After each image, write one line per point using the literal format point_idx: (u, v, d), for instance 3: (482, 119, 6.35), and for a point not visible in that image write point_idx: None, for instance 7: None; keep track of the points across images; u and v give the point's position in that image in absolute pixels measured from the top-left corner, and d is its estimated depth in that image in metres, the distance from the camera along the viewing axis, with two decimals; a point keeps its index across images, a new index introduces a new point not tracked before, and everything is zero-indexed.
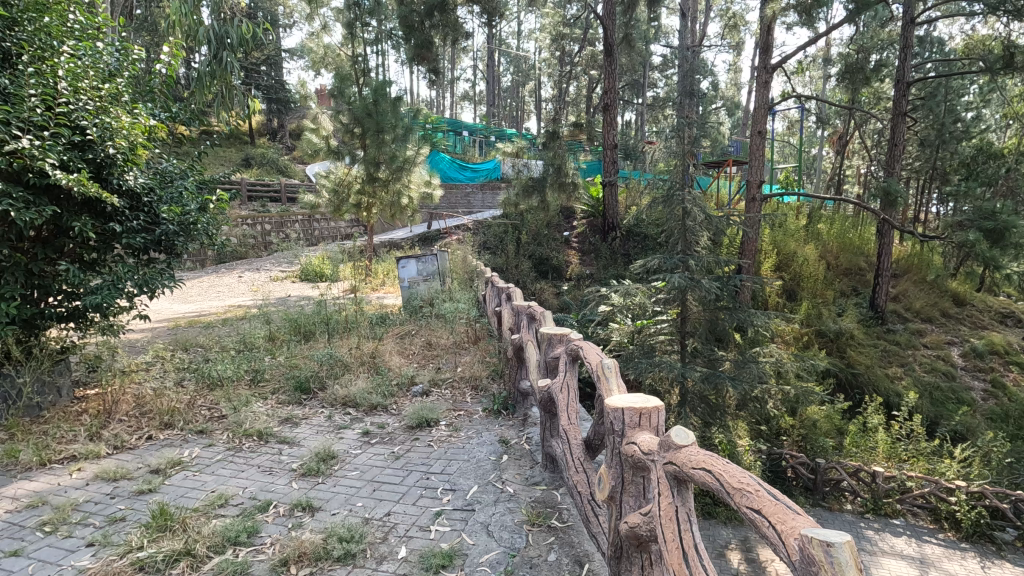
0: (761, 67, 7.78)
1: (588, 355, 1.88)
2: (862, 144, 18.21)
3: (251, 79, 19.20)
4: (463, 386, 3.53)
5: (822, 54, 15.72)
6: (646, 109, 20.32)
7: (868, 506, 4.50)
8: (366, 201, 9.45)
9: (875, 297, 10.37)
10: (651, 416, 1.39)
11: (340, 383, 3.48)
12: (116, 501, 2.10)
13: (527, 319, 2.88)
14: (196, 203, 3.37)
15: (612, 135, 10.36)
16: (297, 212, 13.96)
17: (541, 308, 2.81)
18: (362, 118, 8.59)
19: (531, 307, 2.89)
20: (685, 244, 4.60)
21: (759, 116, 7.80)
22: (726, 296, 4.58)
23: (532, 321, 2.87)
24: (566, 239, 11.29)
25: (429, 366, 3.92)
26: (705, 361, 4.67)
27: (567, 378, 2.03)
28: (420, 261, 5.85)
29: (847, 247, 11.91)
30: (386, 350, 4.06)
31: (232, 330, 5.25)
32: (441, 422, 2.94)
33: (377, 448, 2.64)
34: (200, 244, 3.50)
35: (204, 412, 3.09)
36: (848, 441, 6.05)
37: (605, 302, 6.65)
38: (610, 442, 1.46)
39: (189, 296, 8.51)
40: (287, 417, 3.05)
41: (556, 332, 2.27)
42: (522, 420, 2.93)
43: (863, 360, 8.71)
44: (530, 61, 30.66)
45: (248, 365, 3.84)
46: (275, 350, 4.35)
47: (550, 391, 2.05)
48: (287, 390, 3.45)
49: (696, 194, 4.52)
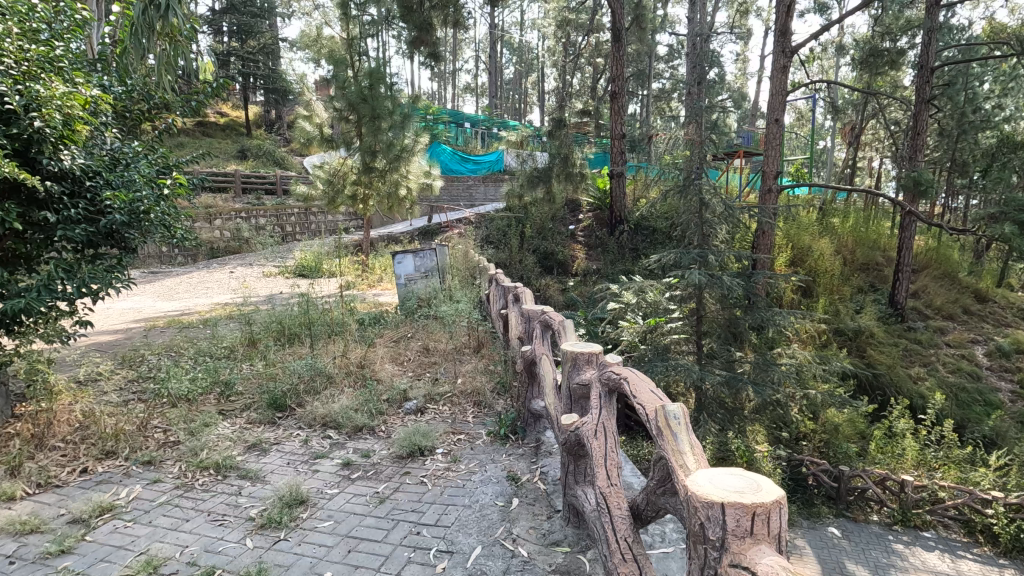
0: (779, 50, 7.10)
1: (639, 395, 1.40)
2: (875, 136, 17.61)
3: (247, 68, 18.73)
4: (463, 402, 3.05)
5: (837, 42, 15.14)
6: (651, 100, 19.75)
7: (896, 517, 4.08)
8: (362, 192, 9.02)
9: (895, 293, 9.84)
10: (767, 521, 0.94)
11: (320, 397, 3.02)
12: (15, 569, 1.63)
13: (540, 328, 2.40)
14: (151, 189, 2.88)
15: (620, 123, 9.81)
16: (294, 205, 13.50)
17: (559, 315, 2.33)
18: (357, 104, 8.05)
19: (547, 314, 2.40)
20: (701, 237, 4.21)
21: (779, 103, 7.23)
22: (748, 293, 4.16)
23: (548, 331, 2.38)
24: (571, 233, 10.76)
25: (424, 376, 3.45)
26: (724, 363, 4.30)
27: (603, 421, 1.56)
28: (418, 255, 5.36)
29: (864, 241, 11.37)
30: (376, 356, 3.60)
31: (211, 332, 4.79)
32: (437, 450, 2.46)
33: (357, 487, 2.16)
34: (157, 237, 3.03)
35: (157, 436, 2.62)
36: (875, 448, 5.58)
37: (614, 300, 6.19)
38: (702, 557, 1.00)
39: (175, 293, 8.10)
40: (255, 442, 2.57)
41: (585, 350, 1.77)
42: (534, 448, 2.44)
43: (884, 359, 8.22)
44: (533, 52, 30.04)
45: (217, 376, 3.37)
46: (254, 358, 3.88)
47: (578, 433, 1.58)
48: (259, 406, 2.99)
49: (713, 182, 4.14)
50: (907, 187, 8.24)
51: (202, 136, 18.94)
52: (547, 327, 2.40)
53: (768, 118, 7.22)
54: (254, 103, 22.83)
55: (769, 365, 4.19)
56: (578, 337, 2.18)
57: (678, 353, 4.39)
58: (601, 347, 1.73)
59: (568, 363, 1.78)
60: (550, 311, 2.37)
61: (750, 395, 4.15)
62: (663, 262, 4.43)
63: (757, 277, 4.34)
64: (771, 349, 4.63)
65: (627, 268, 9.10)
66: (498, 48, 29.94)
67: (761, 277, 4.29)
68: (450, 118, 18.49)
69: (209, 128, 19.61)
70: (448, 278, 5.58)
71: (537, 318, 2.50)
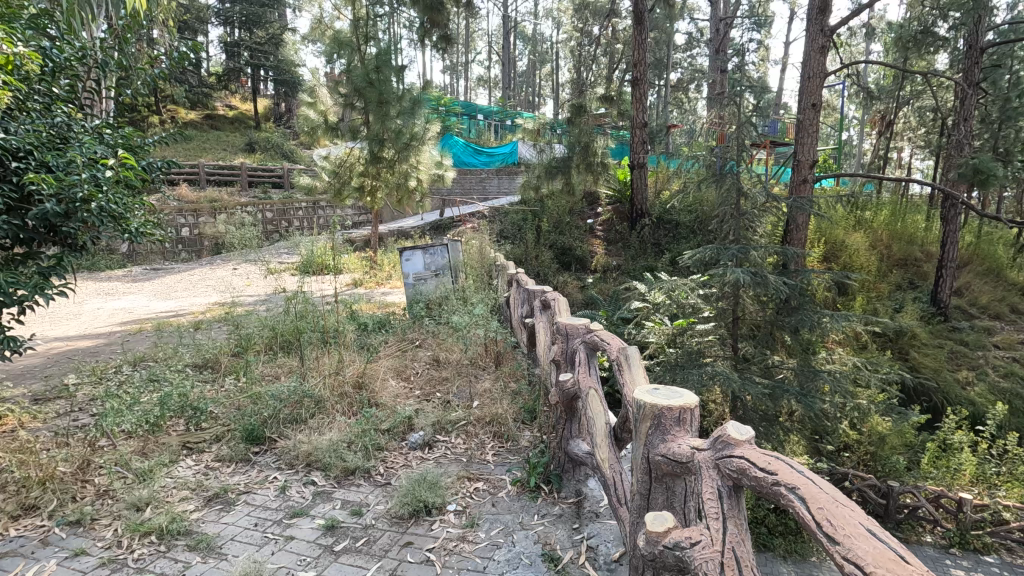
0: (816, 27, 5.70)
1: (845, 540, 0.88)
2: (907, 125, 16.69)
3: (256, 58, 18.34)
4: (480, 433, 2.49)
5: (871, 25, 14.24)
6: (670, 90, 18.97)
7: (952, 539, 3.38)
8: (370, 184, 8.43)
9: (937, 291, 9.01)
10: None
11: (305, 428, 2.47)
12: None
13: (586, 352, 1.86)
14: (92, 172, 2.35)
15: (642, 110, 9.17)
16: (301, 199, 13.02)
17: (614, 338, 1.78)
18: (362, 89, 7.45)
19: (597, 336, 1.84)
20: (739, 232, 3.85)
21: (815, 87, 5.69)
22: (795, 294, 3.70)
23: (596, 359, 1.84)
24: (590, 228, 10.09)
25: (434, 398, 2.90)
26: (760, 369, 3.88)
27: (732, 545, 1.08)
28: (428, 252, 4.83)
29: (901, 235, 10.52)
30: (377, 370, 3.07)
31: (200, 338, 4.33)
32: (450, 507, 1.91)
33: (341, 567, 1.61)
34: (109, 227, 2.54)
35: (99, 479, 2.11)
36: (928, 461, 4.70)
37: (642, 299, 5.62)
38: None
39: (173, 291, 7.71)
40: (217, 493, 2.03)
41: (671, 403, 1.31)
42: (573, 506, 1.89)
43: (930, 363, 7.49)
44: (547, 44, 29.26)
45: (190, 397, 2.86)
46: (236, 373, 3.36)
47: (684, 554, 1.12)
48: (232, 438, 2.47)
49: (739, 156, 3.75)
50: (965, 176, 7.45)
51: (210, 129, 18.60)
52: (592, 347, 1.86)
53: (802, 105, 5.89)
54: (264, 95, 22.43)
55: (815, 372, 3.75)
56: (644, 372, 1.62)
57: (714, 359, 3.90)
58: (696, 404, 1.28)
59: (648, 424, 1.33)
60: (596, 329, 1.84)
61: (796, 406, 3.65)
62: (697, 259, 3.92)
63: (805, 275, 3.82)
64: (815, 353, 4.08)
65: (650, 265, 8.49)
66: (511, 38, 29.16)
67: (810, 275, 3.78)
68: (463, 110, 17.88)
69: (217, 121, 19.25)
70: (461, 277, 5.01)
71: (579, 335, 1.96)
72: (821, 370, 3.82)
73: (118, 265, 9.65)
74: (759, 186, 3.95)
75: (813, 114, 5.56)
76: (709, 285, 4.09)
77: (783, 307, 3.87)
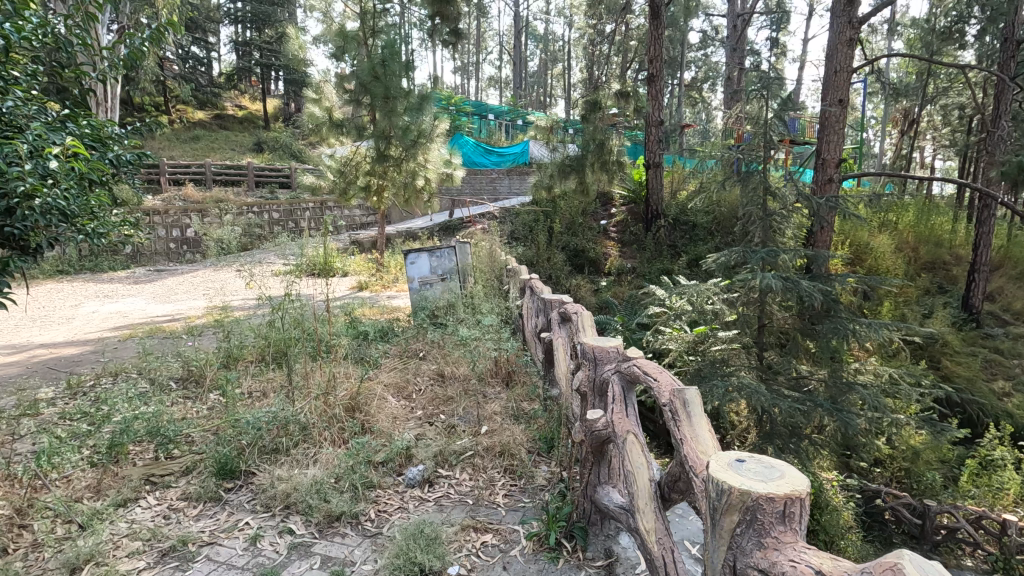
0: (844, 19, 5.22)
1: None
2: (930, 124, 16.08)
3: (264, 57, 18.20)
4: (489, 467, 2.15)
5: (895, 20, 13.71)
6: (684, 89, 18.50)
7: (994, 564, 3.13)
8: (377, 183, 8.16)
9: (969, 296, 8.45)
10: None
11: (285, 461, 2.14)
12: None
13: (620, 385, 1.52)
14: (34, 163, 2.05)
15: (658, 108, 8.79)
16: (308, 199, 12.75)
17: (660, 371, 1.43)
18: (368, 83, 7.11)
19: (634, 366, 1.49)
20: (766, 233, 3.66)
21: (842, 82, 5.24)
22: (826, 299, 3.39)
23: (634, 395, 1.49)
24: (603, 228, 9.68)
25: (436, 423, 2.57)
26: (788, 380, 3.54)
27: None
28: (435, 254, 4.49)
29: (931, 237, 9.95)
30: (374, 388, 2.75)
31: (191, 347, 4.05)
32: (453, 569, 1.57)
33: None
34: (60, 224, 2.25)
35: (40, 523, 1.80)
36: (966, 478, 4.23)
37: (659, 304, 5.25)
38: None
39: (172, 294, 7.46)
40: (171, 547, 1.71)
41: (774, 494, 1.00)
42: (603, 571, 1.55)
43: (964, 372, 6.95)
44: (560, 43, 28.86)
45: (163, 419, 2.55)
46: (219, 389, 3.05)
47: None
48: (203, 470, 2.15)
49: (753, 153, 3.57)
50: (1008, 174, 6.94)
51: (218, 129, 18.42)
52: (628, 376, 1.53)
53: (829, 99, 5.47)
54: (274, 95, 22.31)
55: (848, 384, 3.40)
56: (707, 423, 1.29)
57: (741, 372, 3.55)
58: (807, 496, 0.98)
59: (736, 520, 1.03)
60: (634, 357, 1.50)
61: (829, 422, 3.30)
62: (721, 262, 3.66)
63: (840, 280, 3.47)
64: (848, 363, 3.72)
65: (666, 267, 8.10)
66: (522, 39, 28.84)
67: (845, 279, 3.44)
68: (473, 109, 17.54)
69: (226, 121, 19.12)
70: (469, 281, 4.68)
71: (609, 361, 1.62)
72: (854, 382, 3.47)
73: (121, 266, 9.45)
74: (787, 185, 3.75)
75: (839, 111, 5.12)
76: (733, 289, 3.83)
77: (813, 314, 3.54)
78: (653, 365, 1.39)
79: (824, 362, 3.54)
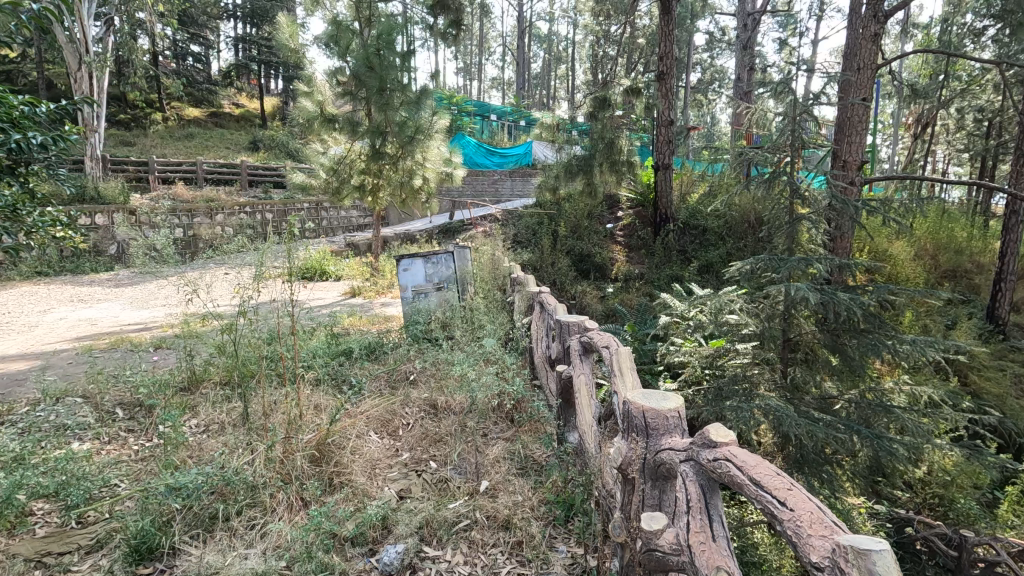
0: (869, 12, 4.67)
1: None
2: (945, 128, 15.51)
3: (263, 52, 17.76)
4: (491, 544, 1.69)
5: (913, 21, 13.18)
6: (689, 91, 18.00)
7: None
8: (372, 182, 7.68)
9: (994, 307, 7.61)
10: None
11: (222, 541, 1.64)
12: None
13: (701, 488, 1.25)
14: None
15: (669, 106, 8.26)
16: (303, 199, 12.21)
17: (784, 491, 1.10)
18: (362, 74, 6.63)
19: (735, 476, 1.17)
20: (790, 241, 3.17)
21: (866, 80, 4.68)
22: (864, 313, 2.85)
23: (713, 497, 1.24)
24: (609, 232, 9.14)
25: (421, 476, 2.09)
26: (814, 400, 3.03)
27: None
28: (431, 260, 3.99)
29: (952, 244, 9.22)
30: (350, 426, 2.26)
31: (151, 365, 3.52)
32: None
33: None
34: None
35: None
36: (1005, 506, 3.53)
37: (674, 316, 4.75)
38: None
39: (152, 299, 6.97)
40: None
41: None
42: None
43: (995, 390, 6.19)
44: (565, 43, 28.34)
45: (87, 468, 2.05)
46: (168, 423, 2.55)
47: None
48: (116, 546, 1.66)
49: (767, 152, 3.16)
50: None
51: (214, 127, 17.96)
52: (714, 475, 1.23)
53: (854, 97, 4.94)
54: (272, 94, 21.90)
55: (884, 405, 2.89)
56: None
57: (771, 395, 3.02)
58: None
59: None
60: (727, 453, 1.20)
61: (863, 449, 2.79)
62: (743, 271, 3.16)
63: (880, 291, 2.92)
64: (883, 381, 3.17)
65: (676, 274, 7.59)
66: (526, 40, 28.33)
67: (885, 290, 2.90)
68: (475, 110, 17.11)
69: (223, 119, 18.62)
70: (469, 291, 4.18)
71: (669, 433, 1.39)
72: (891, 404, 2.92)
73: (103, 268, 8.93)
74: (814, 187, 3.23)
75: (864, 110, 4.57)
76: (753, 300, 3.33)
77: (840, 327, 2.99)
78: (779, 488, 1.06)
79: (856, 381, 3.03)
